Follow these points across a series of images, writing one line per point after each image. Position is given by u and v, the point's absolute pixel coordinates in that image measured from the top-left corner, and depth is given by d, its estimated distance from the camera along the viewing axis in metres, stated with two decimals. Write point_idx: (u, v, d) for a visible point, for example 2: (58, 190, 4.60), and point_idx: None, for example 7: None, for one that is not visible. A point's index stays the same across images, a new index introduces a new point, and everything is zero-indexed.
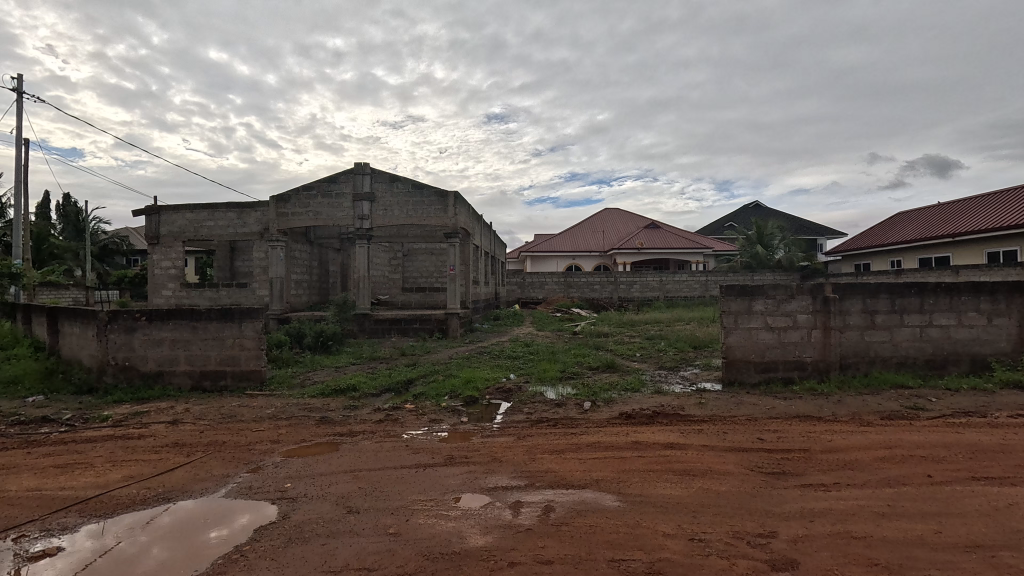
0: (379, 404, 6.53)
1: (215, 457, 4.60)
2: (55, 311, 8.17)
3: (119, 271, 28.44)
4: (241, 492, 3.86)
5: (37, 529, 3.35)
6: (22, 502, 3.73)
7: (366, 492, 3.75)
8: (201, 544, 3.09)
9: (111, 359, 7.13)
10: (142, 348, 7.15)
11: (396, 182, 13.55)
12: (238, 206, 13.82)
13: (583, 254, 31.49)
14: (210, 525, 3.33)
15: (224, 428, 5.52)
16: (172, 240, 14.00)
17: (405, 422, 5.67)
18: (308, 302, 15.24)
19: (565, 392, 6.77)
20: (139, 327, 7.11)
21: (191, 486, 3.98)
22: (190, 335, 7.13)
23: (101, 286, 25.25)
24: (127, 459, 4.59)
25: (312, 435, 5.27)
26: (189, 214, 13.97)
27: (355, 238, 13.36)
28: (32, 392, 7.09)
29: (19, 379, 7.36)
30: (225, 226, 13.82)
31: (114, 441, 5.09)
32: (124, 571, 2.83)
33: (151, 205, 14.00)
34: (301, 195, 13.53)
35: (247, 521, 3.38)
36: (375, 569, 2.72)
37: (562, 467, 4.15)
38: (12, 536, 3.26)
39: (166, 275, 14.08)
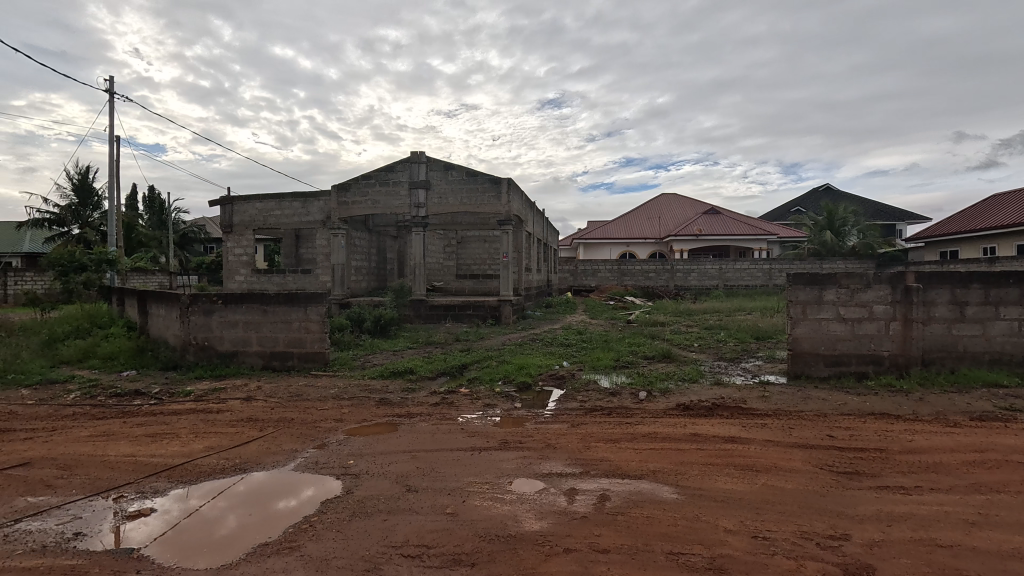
0: (435, 387, 6.71)
1: (285, 433, 4.88)
2: (144, 295, 8.92)
3: (198, 258, 30.60)
4: (308, 466, 4.09)
5: (133, 491, 3.69)
6: (121, 465, 4.14)
7: (424, 472, 3.86)
8: (270, 513, 3.28)
9: (192, 339, 7.72)
10: (219, 329, 7.68)
11: (451, 169, 13.70)
12: (302, 196, 14.47)
13: (638, 241, 30.75)
14: (275, 497, 3.53)
15: (292, 406, 5.84)
16: (243, 229, 14.86)
17: (460, 405, 5.80)
18: (368, 288, 15.81)
19: (619, 381, 6.67)
20: (216, 309, 7.64)
21: (264, 459, 4.25)
22: (260, 318, 7.58)
23: (183, 272, 27.33)
24: (207, 431, 4.97)
25: (373, 415, 5.48)
26: (260, 204, 14.77)
27: (411, 226, 13.66)
28: (126, 367, 7.80)
29: (115, 356, 8.11)
30: (291, 215, 14.53)
31: (195, 415, 5.52)
32: (203, 535, 3.04)
33: (225, 197, 14.89)
34: (360, 183, 14.00)
35: (313, 494, 3.57)
36: (434, 546, 2.80)
37: (617, 456, 4.10)
38: (112, 495, 3.61)
39: (239, 261, 15.00)
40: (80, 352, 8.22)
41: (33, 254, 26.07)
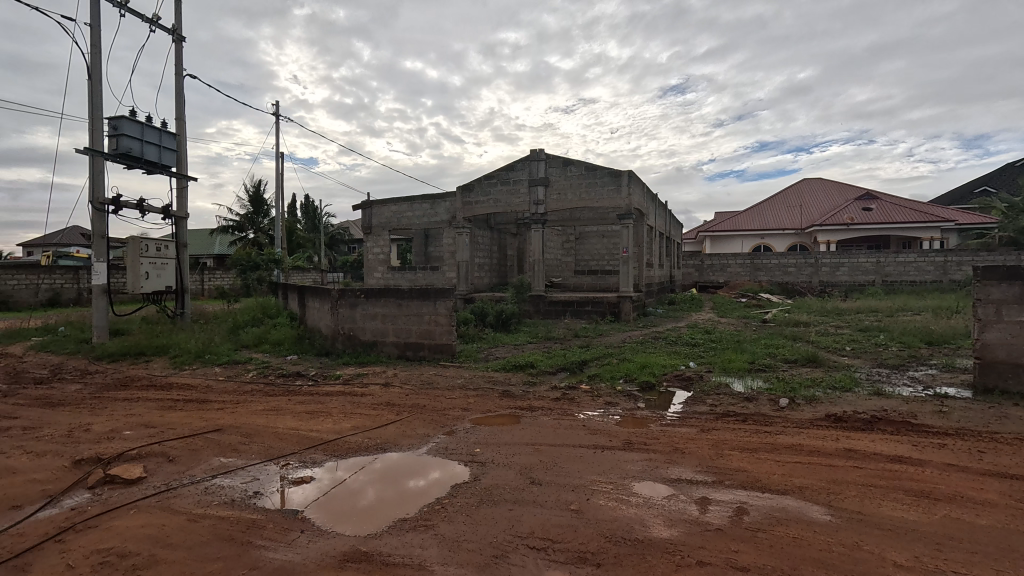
0: (555, 382, 6.75)
1: (419, 419, 5.25)
2: (303, 289, 10.21)
3: (343, 258, 34.31)
4: (439, 451, 4.36)
5: (297, 460, 4.23)
6: (288, 437, 4.77)
7: (547, 466, 3.89)
8: (405, 491, 3.56)
9: (341, 329, 8.67)
10: (362, 320, 8.52)
11: (570, 165, 13.65)
12: (431, 198, 15.47)
13: (774, 233, 27.97)
14: (408, 476, 3.82)
15: (424, 393, 6.27)
16: (381, 230, 16.31)
17: (581, 402, 5.76)
18: (490, 284, 16.42)
19: (754, 385, 6.10)
20: (359, 303, 8.48)
21: (401, 440, 4.62)
22: (396, 311, 8.26)
23: (332, 269, 30.83)
24: (353, 412, 5.53)
25: (497, 406, 5.67)
26: (394, 207, 16.08)
27: (531, 223, 13.89)
28: (289, 352, 9.01)
29: (281, 342, 9.40)
30: (422, 216, 15.61)
31: (343, 396, 6.19)
32: (352, 504, 3.38)
33: (366, 201, 16.46)
34: (483, 183, 14.58)
35: (444, 478, 3.78)
36: (559, 541, 2.81)
37: (755, 467, 3.75)
38: (281, 462, 4.17)
39: (377, 259, 16.50)
40: (256, 338, 9.66)
41: (221, 255, 31.32)
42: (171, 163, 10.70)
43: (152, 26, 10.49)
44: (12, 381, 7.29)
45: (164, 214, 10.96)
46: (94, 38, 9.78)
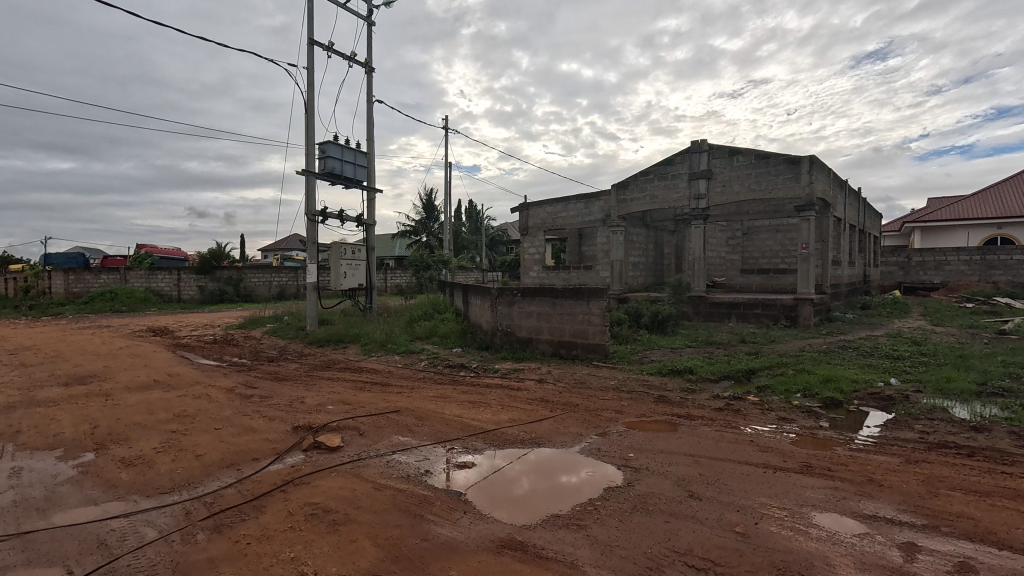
0: (718, 391, 6.25)
1: (572, 417, 5.31)
2: (467, 287, 11.05)
3: (502, 257, 36.26)
4: (592, 451, 4.35)
5: (461, 445, 4.59)
6: (453, 422, 5.21)
7: (708, 481, 3.63)
8: (557, 487, 3.63)
9: (500, 325, 9.19)
10: (519, 318, 8.91)
11: (738, 154, 12.49)
12: (585, 197, 15.52)
13: (1018, 221, 22.08)
14: (560, 472, 3.90)
15: (577, 392, 6.31)
16: (537, 230, 16.84)
17: (748, 415, 5.24)
18: (645, 284, 15.85)
19: (985, 413, 4.88)
20: (517, 301, 8.89)
21: (555, 437, 4.72)
22: (550, 310, 8.46)
23: (492, 269, 32.79)
24: (511, 405, 5.82)
25: (652, 411, 5.46)
26: (550, 208, 16.48)
27: (691, 219, 13.06)
28: (455, 345, 9.81)
29: (448, 335, 10.28)
30: (576, 215, 15.74)
31: (502, 389, 6.55)
32: (508, 492, 3.55)
33: (523, 203, 17.15)
34: (639, 179, 14.14)
35: (595, 478, 3.77)
36: (721, 565, 2.60)
37: (987, 516, 3.00)
38: (447, 445, 4.57)
39: (533, 259, 17.08)
40: (427, 330, 10.74)
41: (400, 256, 35.49)
42: (363, 177, 12.44)
43: (351, 62, 12.33)
44: (254, 358, 9.22)
45: (358, 222, 12.81)
46: (310, 78, 11.85)
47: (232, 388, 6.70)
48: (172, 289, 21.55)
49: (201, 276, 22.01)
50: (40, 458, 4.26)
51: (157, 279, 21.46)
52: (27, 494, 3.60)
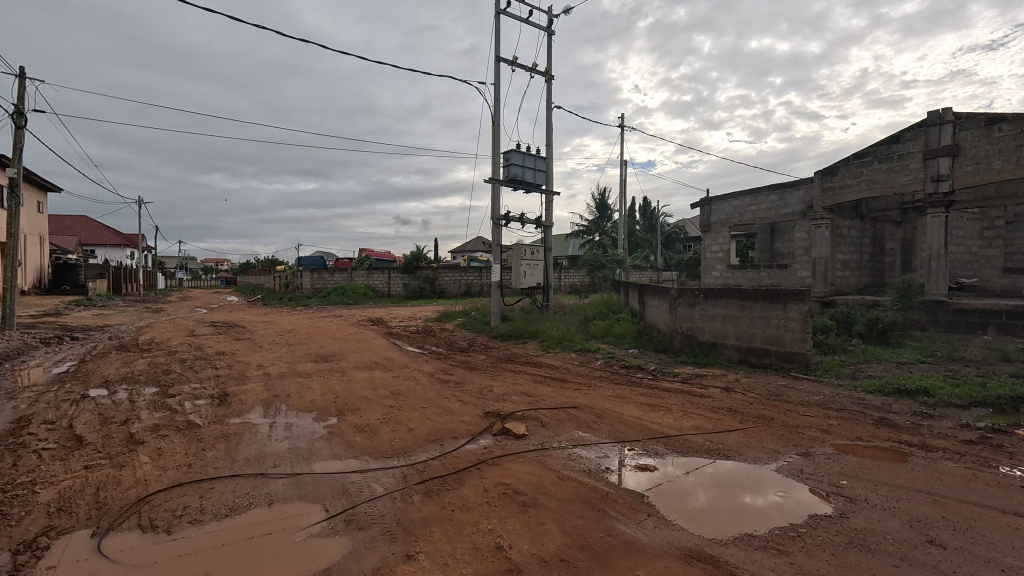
0: (967, 419, 5.03)
1: (766, 431, 4.83)
2: (643, 288, 10.78)
3: (679, 256, 34.40)
4: (792, 472, 3.91)
5: (642, 447, 4.53)
6: (632, 423, 5.16)
7: (956, 527, 2.97)
8: (748, 506, 3.37)
9: (679, 327, 8.77)
10: (701, 321, 8.39)
11: (999, 123, 9.66)
12: (780, 187, 13.86)
13: None
14: (751, 491, 3.60)
15: (771, 405, 5.71)
16: (721, 226, 15.58)
17: (1016, 454, 4.12)
18: (859, 285, 13.47)
19: None
20: (698, 302, 8.38)
21: (746, 451, 4.35)
22: (738, 313, 7.78)
23: (668, 268, 31.33)
24: (693, 411, 5.54)
25: (871, 435, 4.65)
26: (736, 201, 15.07)
27: (926, 207, 10.70)
28: (631, 346, 9.66)
29: (624, 335, 10.16)
30: (768, 209, 14.11)
31: (683, 395, 6.26)
32: (693, 503, 3.41)
33: (705, 198, 16.02)
34: (852, 163, 12.11)
35: (795, 502, 3.40)
36: None
37: None
38: (628, 446, 4.55)
39: (716, 257, 15.85)
40: (602, 330, 10.77)
41: (574, 256, 36.17)
42: (542, 181, 13.02)
43: (532, 73, 13.02)
44: (448, 348, 10.37)
45: (537, 224, 13.46)
46: (496, 93, 12.84)
47: (432, 374, 7.66)
48: (383, 286, 25.42)
49: (406, 275, 25.51)
50: (303, 418, 5.46)
51: (373, 277, 25.54)
52: (297, 444, 4.66)
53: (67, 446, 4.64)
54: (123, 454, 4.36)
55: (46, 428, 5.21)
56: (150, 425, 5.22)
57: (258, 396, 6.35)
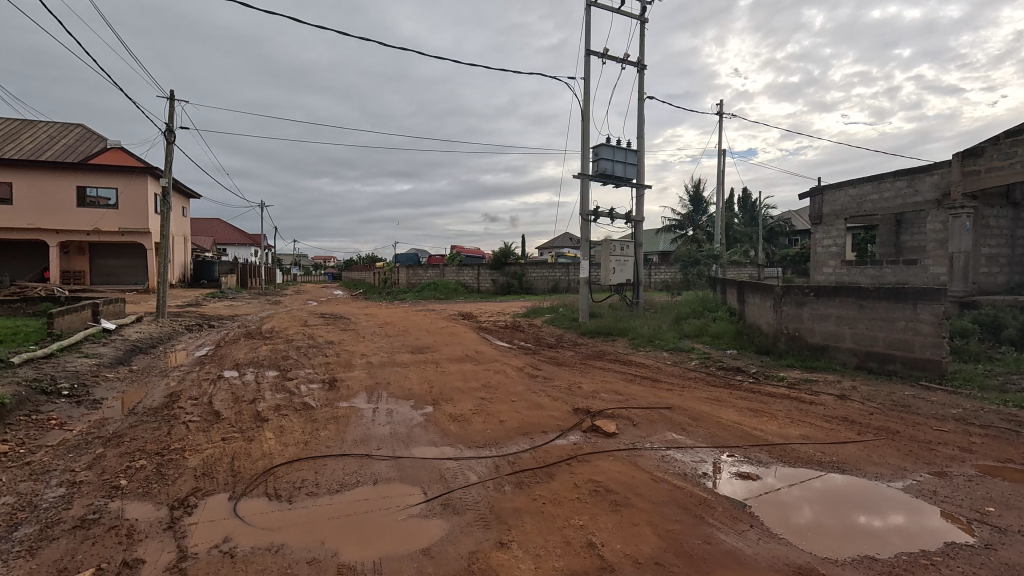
0: None
1: (890, 446, 4.34)
2: (744, 285, 10.11)
3: (783, 251, 31.76)
4: (923, 493, 3.48)
5: (742, 453, 4.27)
6: (731, 428, 4.88)
7: None
8: (864, 526, 3.06)
9: (785, 328, 8.13)
10: (811, 321, 7.71)
11: None
12: (909, 172, 12.30)
13: None
14: (869, 509, 3.27)
15: (896, 417, 5.11)
16: (834, 218, 14.12)
17: None
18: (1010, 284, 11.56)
19: None
20: (808, 302, 7.70)
21: (866, 466, 3.94)
22: (856, 314, 7.04)
23: (771, 264, 29.06)
24: (802, 419, 5.10)
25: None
26: (854, 190, 13.66)
27: None
28: (728, 346, 9.12)
29: (721, 335, 9.61)
30: (893, 197, 12.68)
31: (789, 400, 5.81)
32: (801, 518, 3.16)
33: (816, 187, 14.63)
34: (1003, 143, 10.41)
35: (925, 527, 3.03)
36: None
37: None
38: (727, 451, 4.31)
39: (828, 252, 14.38)
40: (697, 329, 10.25)
41: (665, 252, 34.81)
42: (633, 175, 12.65)
43: (623, 64, 12.67)
44: (536, 343, 10.47)
45: (627, 219, 13.13)
46: (586, 87, 12.68)
47: (521, 368, 7.79)
48: (473, 281, 26.20)
49: (494, 271, 26.08)
50: (402, 405, 5.81)
51: (464, 273, 26.42)
52: (397, 429, 4.97)
53: (208, 419, 5.34)
54: (252, 429, 4.93)
55: (192, 403, 6.03)
56: (272, 404, 5.85)
57: (362, 382, 6.86)
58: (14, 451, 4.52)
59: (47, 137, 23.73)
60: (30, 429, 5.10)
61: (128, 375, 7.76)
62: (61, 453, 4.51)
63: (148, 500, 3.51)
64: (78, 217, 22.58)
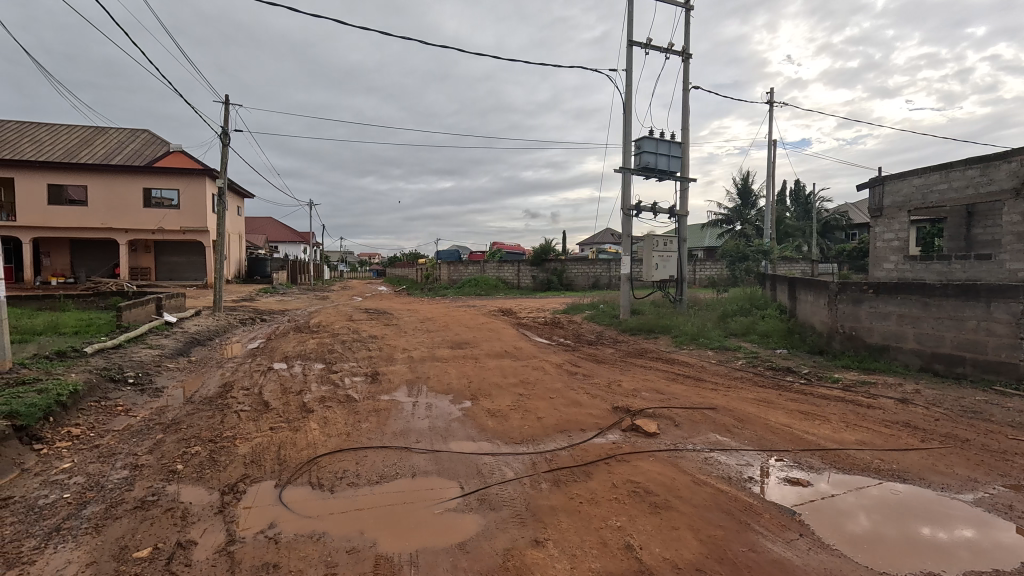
0: None
1: (958, 455, 4.03)
2: (795, 281, 9.65)
3: (839, 246, 30.11)
4: (995, 507, 3.20)
5: (791, 458, 4.06)
6: (779, 431, 4.65)
7: None
8: (927, 539, 2.85)
9: (840, 327, 7.71)
10: (869, 320, 7.27)
11: None
12: (981, 160, 11.42)
13: None
14: (933, 521, 3.04)
15: (965, 423, 4.74)
16: (896, 210, 13.12)
17: None
18: None
19: None
20: (866, 299, 7.27)
21: (930, 476, 3.67)
22: (920, 312, 6.58)
23: (825, 259, 27.62)
24: (858, 424, 4.81)
25: None
26: (919, 179, 12.70)
27: None
28: (778, 345, 8.72)
29: (770, 333, 9.18)
30: (964, 187, 11.77)
31: (844, 404, 5.49)
32: (855, 528, 2.97)
33: (875, 177, 13.77)
34: None
35: (998, 544, 2.79)
36: None
37: None
38: (775, 456, 4.11)
39: (889, 247, 13.33)
40: (744, 327, 9.84)
41: (711, 248, 33.73)
42: (677, 168, 12.29)
43: (667, 54, 12.31)
44: (576, 340, 10.35)
45: (670, 213, 12.77)
46: (628, 79, 12.40)
47: (560, 365, 7.72)
48: (514, 278, 26.20)
49: (535, 267, 25.99)
50: (441, 399, 5.88)
51: (504, 269, 26.45)
52: (435, 423, 5.02)
53: (258, 409, 5.57)
54: (298, 420, 5.11)
55: (244, 392, 6.33)
56: (318, 396, 6.05)
57: (403, 376, 6.98)
58: (86, 435, 4.87)
59: (117, 143, 25.39)
60: (100, 414, 5.48)
61: (187, 365, 8.21)
62: (126, 438, 4.81)
63: (201, 485, 3.69)
64: (144, 217, 24.08)
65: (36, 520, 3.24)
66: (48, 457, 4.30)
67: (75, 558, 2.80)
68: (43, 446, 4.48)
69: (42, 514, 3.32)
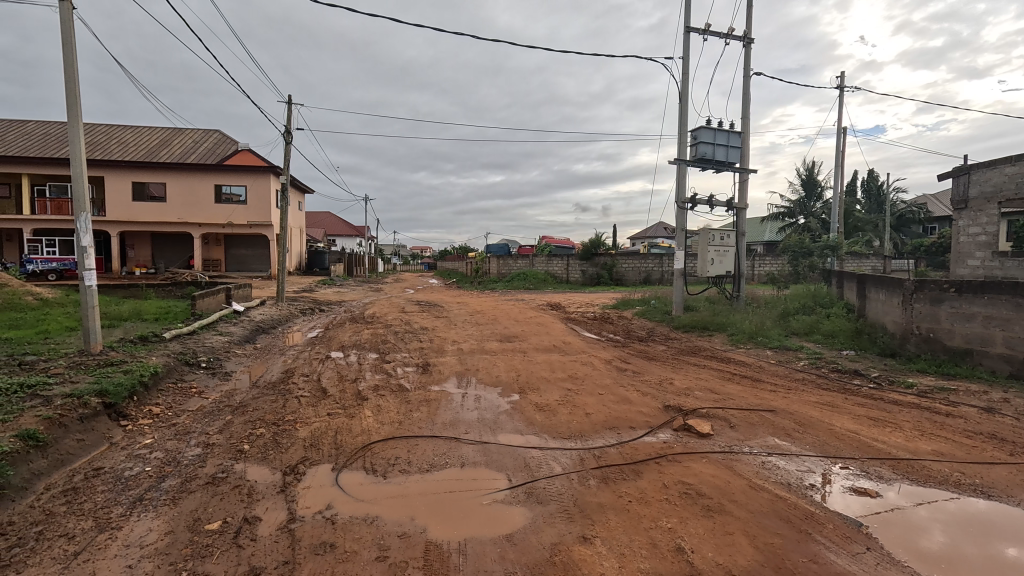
0: None
1: None
2: (866, 278, 9.03)
3: (916, 241, 28.00)
4: None
5: (858, 467, 3.81)
6: (845, 438, 4.38)
7: None
8: (1015, 562, 2.60)
9: (916, 328, 7.16)
10: (950, 321, 6.71)
11: None
12: None
13: None
14: (1018, 541, 2.78)
15: None
16: (983, 202, 11.98)
17: None
18: None
19: None
20: (947, 299, 6.69)
21: (1019, 493, 3.35)
22: (1011, 314, 6.00)
23: (899, 255, 25.75)
24: (935, 433, 4.46)
25: None
26: (1013, 167, 11.49)
27: None
28: (844, 346, 8.21)
29: (836, 334, 8.67)
30: None
31: (919, 411, 5.10)
32: (925, 545, 2.76)
33: (961, 166, 12.54)
34: None
35: None
36: None
37: None
38: (839, 463, 3.87)
39: (975, 242, 12.21)
40: (807, 326, 9.33)
41: (771, 243, 32.24)
42: (736, 159, 11.78)
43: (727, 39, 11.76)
44: (626, 336, 10.17)
45: (728, 207, 12.27)
46: (685, 67, 11.97)
47: (610, 361, 7.62)
48: (563, 272, 26.09)
49: (585, 262, 25.71)
50: (490, 391, 5.94)
51: (553, 263, 26.38)
52: (484, 415, 5.08)
53: (317, 395, 5.86)
54: (354, 407, 5.33)
55: (304, 379, 6.67)
56: (372, 385, 6.27)
57: (452, 368, 7.11)
58: (165, 413, 5.27)
59: (192, 143, 27.18)
60: (177, 394, 5.94)
61: (253, 351, 8.74)
62: (199, 417, 5.18)
63: (265, 465, 3.92)
64: (215, 211, 25.71)
65: (123, 490, 3.55)
66: (133, 433, 4.70)
67: (155, 527, 3.04)
68: (128, 422, 4.89)
69: (127, 484, 3.64)
